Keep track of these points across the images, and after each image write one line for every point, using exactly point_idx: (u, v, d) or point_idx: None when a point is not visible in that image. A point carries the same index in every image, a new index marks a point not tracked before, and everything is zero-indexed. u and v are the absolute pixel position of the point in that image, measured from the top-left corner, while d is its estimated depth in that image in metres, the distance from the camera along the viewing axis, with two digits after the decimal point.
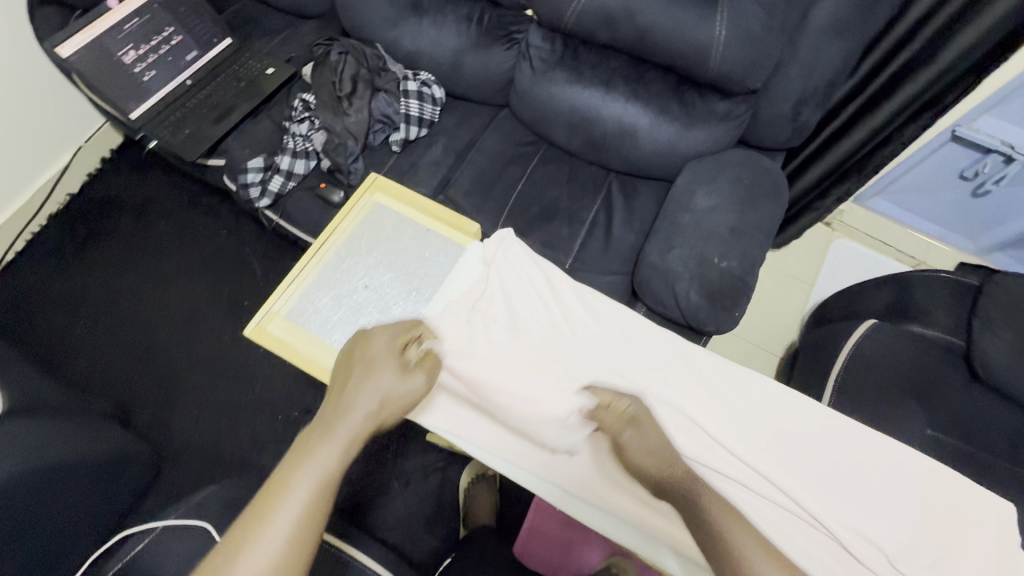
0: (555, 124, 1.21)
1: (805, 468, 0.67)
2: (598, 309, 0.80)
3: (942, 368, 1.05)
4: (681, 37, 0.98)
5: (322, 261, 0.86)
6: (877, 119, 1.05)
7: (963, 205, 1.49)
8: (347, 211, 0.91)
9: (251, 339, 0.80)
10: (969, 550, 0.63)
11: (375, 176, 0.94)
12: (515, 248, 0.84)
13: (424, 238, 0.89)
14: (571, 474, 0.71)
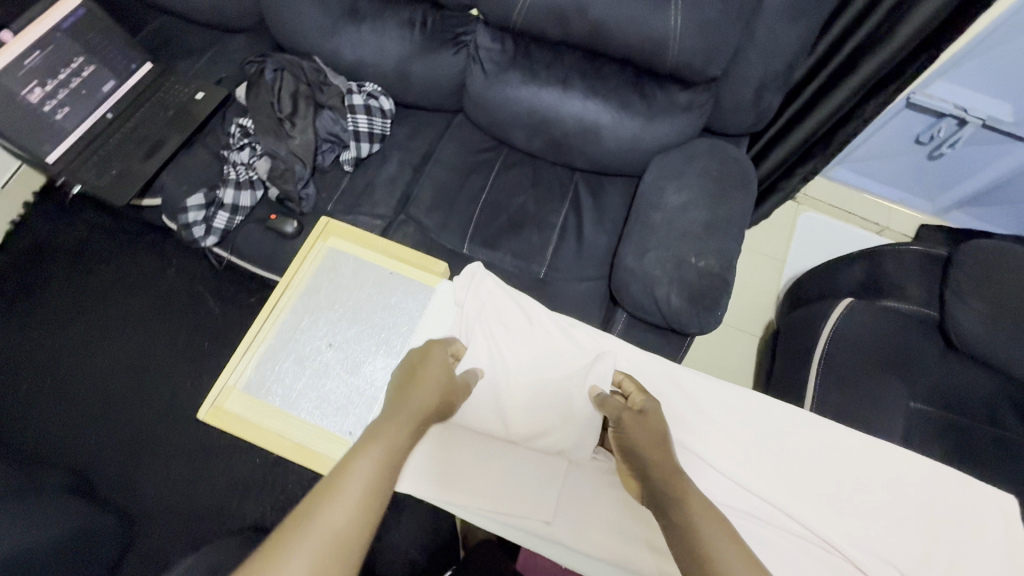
0: (514, 128, 1.15)
1: (810, 491, 0.69)
2: (582, 341, 0.77)
3: (918, 341, 1.06)
4: (636, 29, 0.94)
5: (278, 321, 0.80)
6: (838, 97, 1.04)
7: (921, 169, 1.50)
8: (300, 261, 0.84)
9: (208, 422, 0.74)
10: (978, 553, 0.65)
11: (328, 219, 0.88)
12: (487, 283, 0.80)
13: (388, 281, 0.83)
14: (573, 530, 0.67)
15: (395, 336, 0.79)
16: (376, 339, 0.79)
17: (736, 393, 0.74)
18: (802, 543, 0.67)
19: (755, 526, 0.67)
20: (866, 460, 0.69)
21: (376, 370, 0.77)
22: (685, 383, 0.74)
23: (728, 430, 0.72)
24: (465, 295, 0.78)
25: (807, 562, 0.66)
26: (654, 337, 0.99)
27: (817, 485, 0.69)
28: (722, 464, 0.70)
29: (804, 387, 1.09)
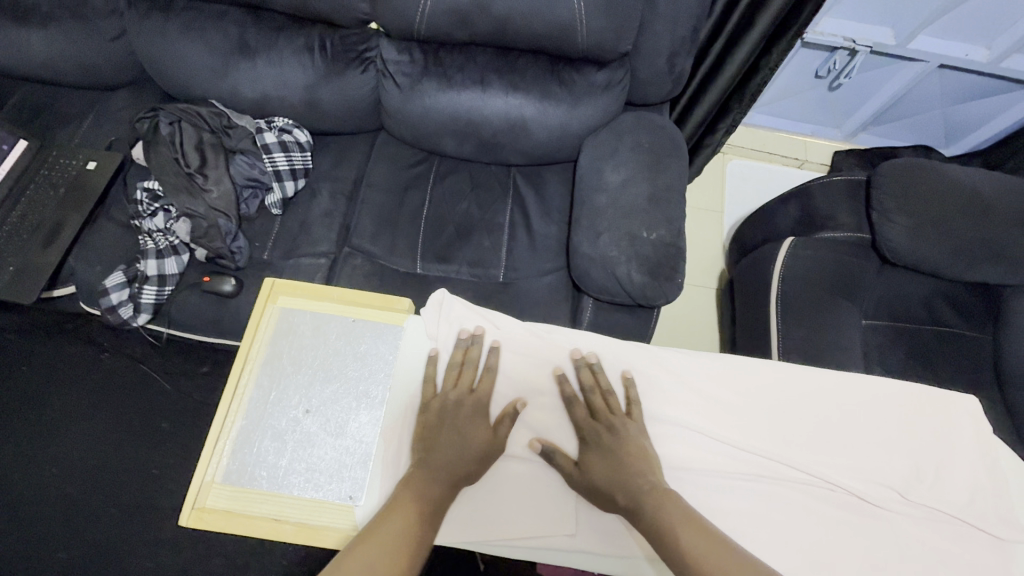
0: (441, 137, 1.13)
1: (805, 437, 0.72)
2: (560, 346, 0.78)
3: (858, 262, 1.14)
4: (541, 18, 0.95)
5: (244, 400, 0.74)
6: (743, 51, 1.08)
7: (825, 101, 1.60)
8: (253, 331, 0.78)
9: (193, 526, 0.68)
10: (954, 457, 0.72)
11: (272, 279, 0.82)
12: (456, 310, 0.79)
13: (351, 329, 0.79)
14: (595, 532, 0.68)
15: (373, 385, 0.76)
16: (354, 393, 0.75)
17: (718, 361, 0.77)
18: (812, 492, 0.70)
19: (765, 485, 0.70)
20: (847, 397, 0.75)
21: (362, 425, 0.73)
22: (668, 363, 0.76)
23: (719, 399, 0.74)
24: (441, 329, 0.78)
25: (818, 507, 0.69)
26: (624, 315, 1.00)
27: (812, 432, 0.73)
28: (722, 433, 0.72)
29: (768, 328, 1.14)
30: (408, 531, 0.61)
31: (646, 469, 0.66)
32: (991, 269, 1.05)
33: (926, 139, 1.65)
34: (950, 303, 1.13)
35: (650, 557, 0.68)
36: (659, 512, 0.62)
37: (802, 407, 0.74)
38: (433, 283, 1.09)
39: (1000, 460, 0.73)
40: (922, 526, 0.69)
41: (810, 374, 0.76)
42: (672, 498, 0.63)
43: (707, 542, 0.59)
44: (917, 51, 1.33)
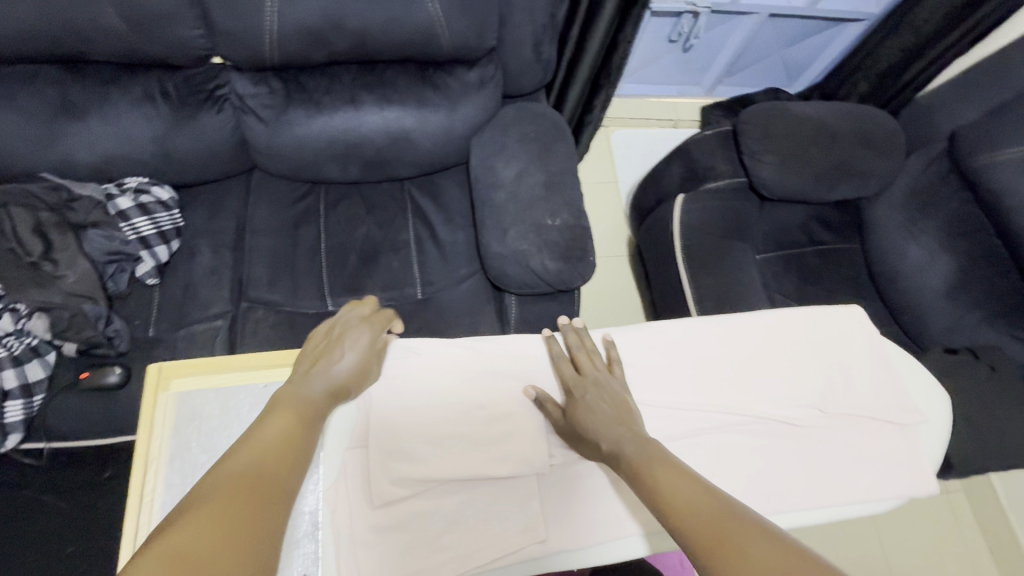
0: (322, 165, 1.07)
1: (732, 381, 0.77)
2: (491, 355, 0.77)
3: (743, 204, 1.23)
4: (399, 26, 0.92)
5: (155, 509, 0.65)
6: (601, 29, 1.11)
7: (683, 62, 1.72)
8: (148, 428, 0.68)
9: None
10: (854, 363, 0.81)
11: (158, 364, 0.72)
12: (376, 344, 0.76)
13: (266, 395, 0.72)
14: (566, 530, 0.70)
15: None
16: None
17: (641, 330, 0.80)
18: (750, 430, 0.75)
19: (708, 436, 0.74)
20: (756, 334, 0.81)
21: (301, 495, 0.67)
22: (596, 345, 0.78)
23: (652, 366, 0.77)
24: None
25: (756, 441, 0.74)
26: (548, 305, 1.01)
27: (737, 376, 0.78)
28: (663, 398, 0.75)
29: (680, 283, 1.21)
30: (294, 434, 0.58)
31: (625, 418, 0.69)
32: (849, 187, 1.18)
33: (774, 81, 1.83)
34: (823, 223, 1.27)
35: (622, 538, 0.70)
36: (639, 460, 0.63)
37: (725, 356, 0.79)
38: None
39: (889, 357, 0.83)
40: (844, 434, 0.76)
41: (720, 322, 0.82)
42: (651, 446, 0.65)
43: (672, 472, 0.60)
44: (749, 6, 1.46)
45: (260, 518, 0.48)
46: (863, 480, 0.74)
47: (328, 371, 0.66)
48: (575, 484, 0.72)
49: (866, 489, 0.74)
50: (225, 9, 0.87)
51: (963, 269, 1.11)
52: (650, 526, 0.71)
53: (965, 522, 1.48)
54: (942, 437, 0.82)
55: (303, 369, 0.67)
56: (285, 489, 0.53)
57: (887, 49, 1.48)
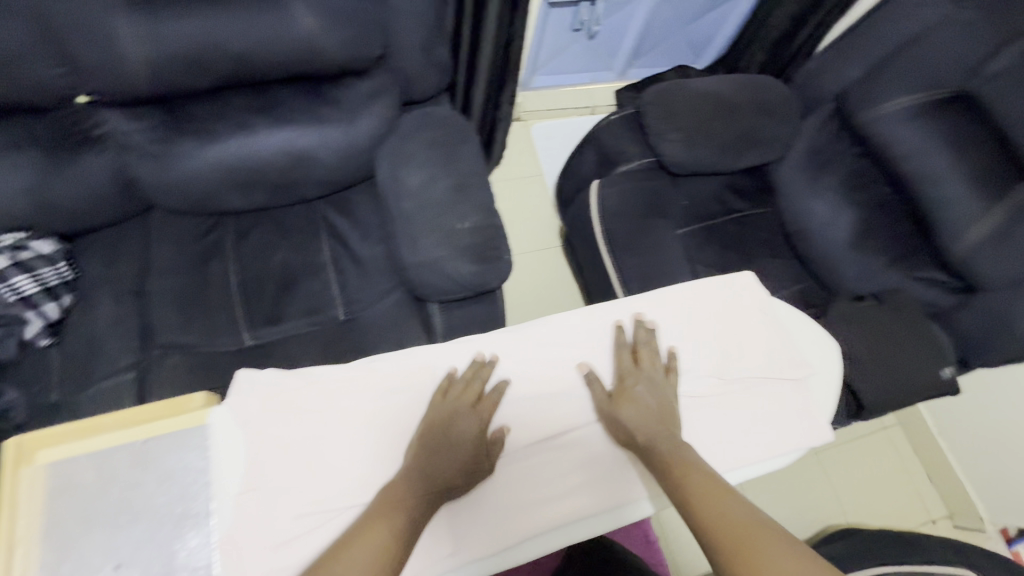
0: (222, 195, 1.02)
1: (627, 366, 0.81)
2: (387, 376, 0.77)
3: (658, 183, 1.25)
4: (277, 43, 0.89)
5: None
6: (491, 28, 1.11)
7: (591, 49, 1.73)
8: (11, 508, 0.64)
9: None
10: (747, 331, 0.85)
11: (17, 439, 0.67)
12: (264, 380, 0.73)
13: (145, 454, 0.69)
14: (472, 538, 0.72)
15: (195, 502, 0.68)
16: (171, 519, 0.67)
17: (540, 326, 0.83)
18: None
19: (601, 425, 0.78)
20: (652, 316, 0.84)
21: (192, 551, 0.66)
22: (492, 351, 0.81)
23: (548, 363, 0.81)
24: (242, 407, 0.72)
25: None
26: (472, 308, 1.00)
27: (633, 360, 0.82)
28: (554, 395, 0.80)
29: (606, 268, 1.23)
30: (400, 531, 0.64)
31: (668, 421, 0.75)
32: (754, 154, 1.22)
33: (680, 59, 1.88)
34: (735, 192, 1.31)
35: (528, 535, 0.73)
36: (674, 464, 0.70)
37: (626, 338, 0.82)
38: (270, 349, 1.00)
39: (781, 318, 0.88)
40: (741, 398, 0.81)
41: (615, 309, 0.85)
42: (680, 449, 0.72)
43: (701, 476, 0.68)
44: None
45: None
46: (763, 441, 0.79)
47: (429, 471, 0.69)
48: (472, 492, 0.74)
49: (766, 449, 0.79)
50: (83, 44, 0.82)
51: (866, 219, 1.15)
52: (553, 519, 0.74)
53: (904, 455, 1.57)
54: (834, 389, 0.87)
55: (426, 443, 0.71)
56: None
57: (776, 20, 1.49)
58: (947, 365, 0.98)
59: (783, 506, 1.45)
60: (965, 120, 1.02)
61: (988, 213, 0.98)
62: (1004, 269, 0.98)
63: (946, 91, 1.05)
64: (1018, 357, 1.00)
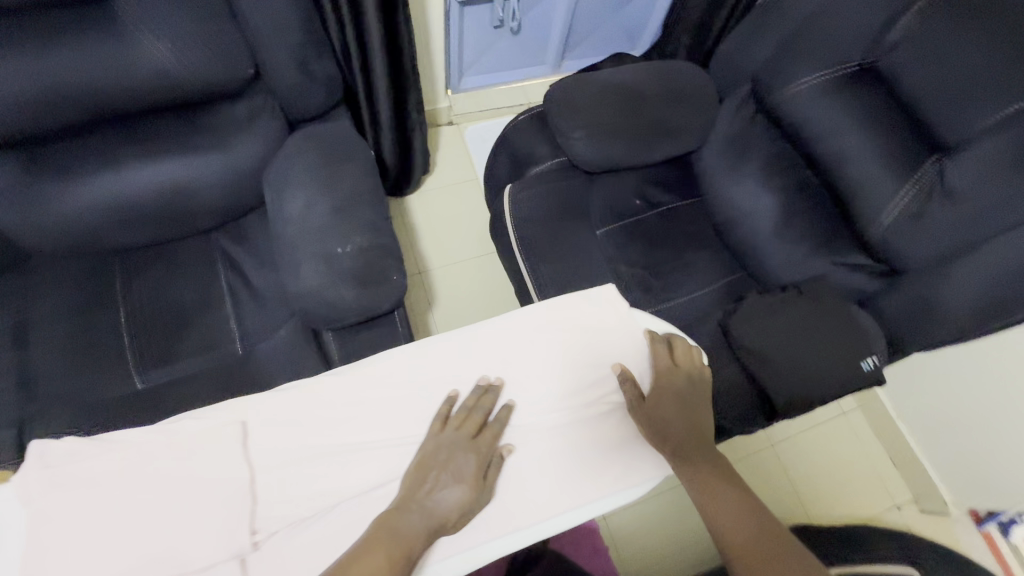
0: (102, 234, 0.98)
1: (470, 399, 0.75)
2: (199, 431, 0.69)
3: (571, 182, 1.20)
4: (129, 73, 0.86)
5: None
6: (376, 37, 1.06)
7: (518, 44, 1.67)
8: None
9: None
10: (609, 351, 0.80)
11: None
12: (55, 451, 0.67)
13: None
14: None
15: None
16: None
17: (375, 364, 0.75)
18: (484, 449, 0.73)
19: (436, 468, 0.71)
20: (503, 342, 0.78)
21: None
22: (322, 393, 0.73)
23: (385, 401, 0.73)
24: (41, 483, 0.65)
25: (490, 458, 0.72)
26: (366, 333, 0.96)
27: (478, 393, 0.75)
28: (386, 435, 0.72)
29: (523, 275, 1.18)
30: (414, 533, 0.64)
31: (692, 415, 0.78)
32: (669, 145, 1.17)
33: (615, 47, 1.82)
34: (657, 184, 1.25)
35: None
36: (700, 459, 0.76)
37: (473, 369, 0.77)
38: (161, 391, 0.95)
39: (642, 327, 0.83)
40: (613, 421, 0.77)
41: (464, 335, 0.78)
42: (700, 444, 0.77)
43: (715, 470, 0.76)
44: None
45: None
46: (638, 464, 0.75)
47: (428, 503, 0.66)
48: (284, 557, 0.65)
49: (645, 472, 0.75)
50: None
51: (787, 205, 1.08)
52: None
53: (867, 442, 1.50)
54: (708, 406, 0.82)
55: (446, 450, 0.70)
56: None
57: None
58: (870, 354, 0.92)
59: None
60: (873, 95, 0.96)
61: (901, 191, 0.93)
62: (922, 249, 0.93)
63: (851, 64, 0.98)
64: (944, 341, 0.95)
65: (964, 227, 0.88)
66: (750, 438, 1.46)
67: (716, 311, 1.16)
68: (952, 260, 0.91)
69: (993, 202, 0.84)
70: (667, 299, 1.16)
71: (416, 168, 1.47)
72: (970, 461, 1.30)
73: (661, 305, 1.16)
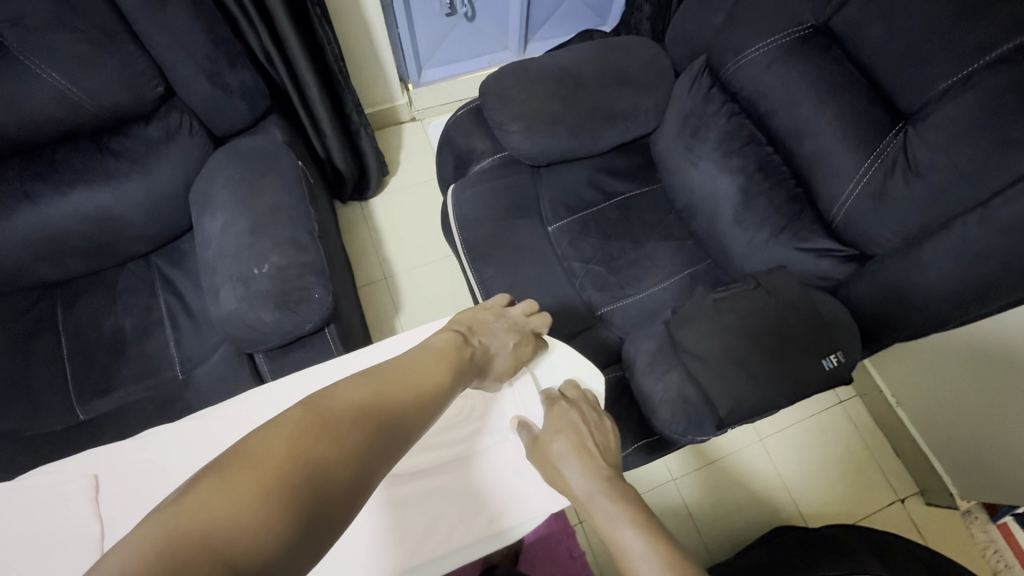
0: (33, 268, 0.99)
1: None
2: (51, 486, 0.69)
3: (515, 177, 1.14)
4: (29, 104, 0.85)
5: None
6: (293, 40, 1.02)
7: (475, 30, 1.58)
8: None
9: None
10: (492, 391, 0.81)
11: None
12: None
13: None
14: None
15: None
16: None
17: (237, 407, 0.73)
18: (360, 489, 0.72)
19: None
20: None
21: None
22: (180, 440, 0.71)
23: None
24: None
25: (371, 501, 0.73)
26: (296, 352, 0.94)
27: None
28: None
29: (471, 277, 1.14)
30: (462, 358, 0.70)
31: (598, 455, 0.72)
32: (616, 131, 1.11)
33: (582, 24, 1.71)
34: (612, 172, 1.17)
35: None
36: (610, 506, 0.67)
37: None
38: (101, 421, 0.96)
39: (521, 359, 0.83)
40: (496, 457, 0.78)
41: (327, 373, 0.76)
42: (610, 486, 0.69)
43: (628, 513, 0.65)
44: None
45: (385, 448, 0.54)
46: (519, 500, 0.76)
47: (486, 346, 0.76)
48: None
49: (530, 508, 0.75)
50: None
51: (744, 186, 0.98)
52: None
53: (870, 433, 1.39)
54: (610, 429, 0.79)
55: (501, 323, 0.81)
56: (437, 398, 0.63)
57: None
58: (833, 351, 0.83)
59: (726, 514, 1.30)
60: (828, 61, 0.87)
61: (863, 167, 0.85)
62: (887, 229, 0.84)
63: (803, 27, 0.90)
64: (922, 329, 0.85)
65: (929, 203, 0.78)
66: (737, 434, 1.38)
67: (678, 305, 1.09)
68: (921, 240, 0.82)
69: (957, 171, 0.74)
70: (624, 297, 1.09)
71: (370, 176, 1.44)
72: (965, 452, 1.19)
73: (618, 304, 1.08)
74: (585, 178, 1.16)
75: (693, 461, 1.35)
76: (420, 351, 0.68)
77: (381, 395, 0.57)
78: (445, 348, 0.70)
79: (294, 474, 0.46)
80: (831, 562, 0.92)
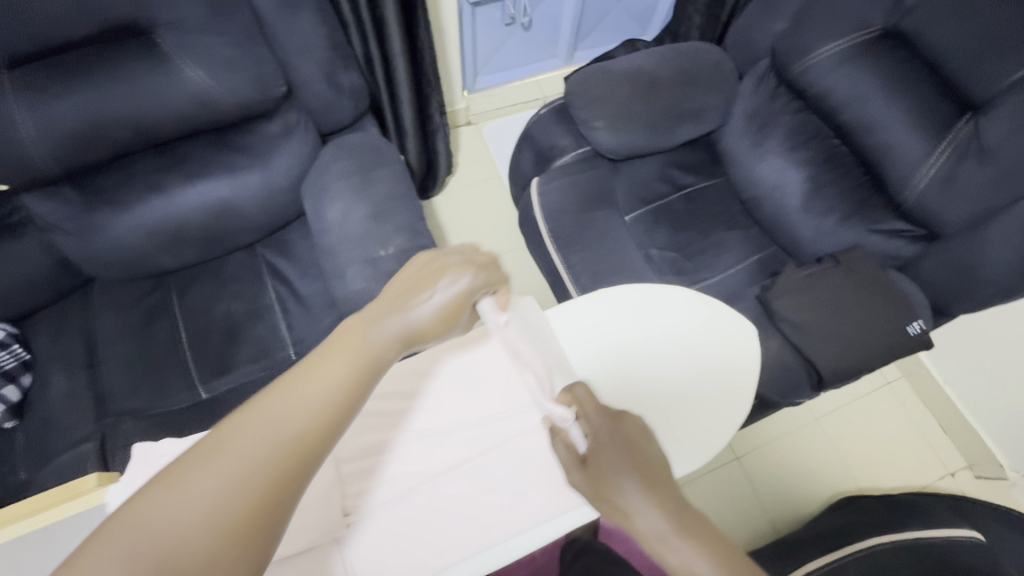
0: (154, 257, 1.04)
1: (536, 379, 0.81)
2: None
3: (595, 171, 1.22)
4: (171, 103, 0.90)
5: None
6: (395, 45, 1.10)
7: (529, 39, 1.68)
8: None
9: None
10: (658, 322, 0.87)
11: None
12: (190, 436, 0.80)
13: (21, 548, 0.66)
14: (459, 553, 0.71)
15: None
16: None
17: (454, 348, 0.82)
18: None
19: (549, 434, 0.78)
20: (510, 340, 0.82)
21: None
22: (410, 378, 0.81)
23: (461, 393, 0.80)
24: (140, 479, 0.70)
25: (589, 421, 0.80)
26: None
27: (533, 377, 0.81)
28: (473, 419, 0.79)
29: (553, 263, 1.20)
30: (370, 353, 0.54)
31: (661, 485, 0.58)
32: (688, 127, 1.20)
33: (625, 34, 1.81)
34: (681, 166, 1.26)
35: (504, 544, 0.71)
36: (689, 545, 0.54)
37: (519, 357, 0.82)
38: (223, 399, 1.01)
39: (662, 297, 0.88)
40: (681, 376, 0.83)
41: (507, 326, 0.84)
42: (681, 525, 0.55)
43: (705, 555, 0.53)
44: None
45: (273, 490, 0.45)
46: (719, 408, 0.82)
47: (409, 309, 0.57)
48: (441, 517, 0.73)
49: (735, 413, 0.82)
50: None
51: (814, 175, 1.07)
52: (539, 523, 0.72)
53: (917, 411, 1.47)
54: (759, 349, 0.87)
55: (421, 276, 0.60)
56: (344, 412, 0.50)
57: None
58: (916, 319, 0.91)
59: (786, 488, 1.38)
60: (897, 59, 0.97)
61: (933, 155, 0.94)
62: (957, 210, 0.93)
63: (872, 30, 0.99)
64: (992, 300, 0.93)
65: (999, 184, 0.88)
66: (792, 414, 1.46)
67: (752, 287, 1.17)
68: (987, 220, 0.91)
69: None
70: (700, 279, 1.16)
71: (436, 176, 1.51)
72: None
73: (696, 286, 1.16)
74: (655, 173, 1.25)
75: (752, 440, 1.43)
76: (327, 344, 0.54)
77: (253, 425, 0.47)
78: (342, 341, 0.54)
79: (154, 563, 0.40)
80: (908, 518, 1.01)
